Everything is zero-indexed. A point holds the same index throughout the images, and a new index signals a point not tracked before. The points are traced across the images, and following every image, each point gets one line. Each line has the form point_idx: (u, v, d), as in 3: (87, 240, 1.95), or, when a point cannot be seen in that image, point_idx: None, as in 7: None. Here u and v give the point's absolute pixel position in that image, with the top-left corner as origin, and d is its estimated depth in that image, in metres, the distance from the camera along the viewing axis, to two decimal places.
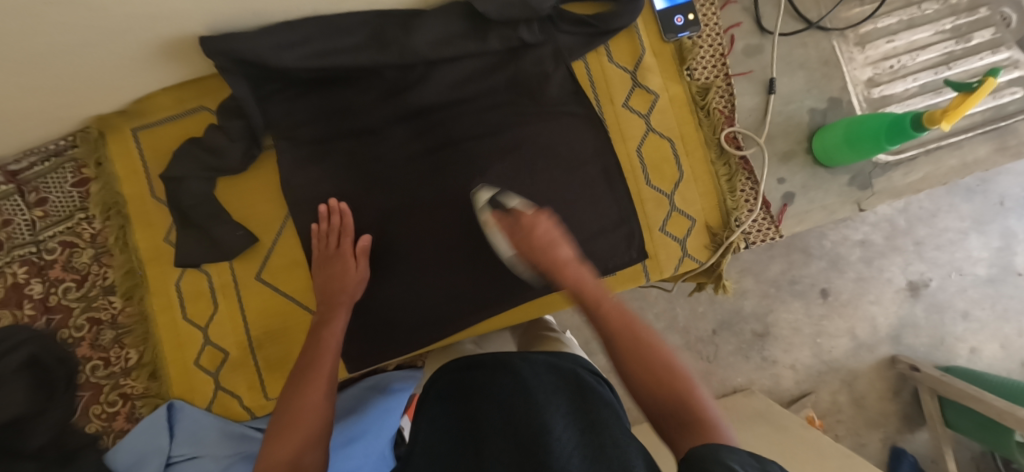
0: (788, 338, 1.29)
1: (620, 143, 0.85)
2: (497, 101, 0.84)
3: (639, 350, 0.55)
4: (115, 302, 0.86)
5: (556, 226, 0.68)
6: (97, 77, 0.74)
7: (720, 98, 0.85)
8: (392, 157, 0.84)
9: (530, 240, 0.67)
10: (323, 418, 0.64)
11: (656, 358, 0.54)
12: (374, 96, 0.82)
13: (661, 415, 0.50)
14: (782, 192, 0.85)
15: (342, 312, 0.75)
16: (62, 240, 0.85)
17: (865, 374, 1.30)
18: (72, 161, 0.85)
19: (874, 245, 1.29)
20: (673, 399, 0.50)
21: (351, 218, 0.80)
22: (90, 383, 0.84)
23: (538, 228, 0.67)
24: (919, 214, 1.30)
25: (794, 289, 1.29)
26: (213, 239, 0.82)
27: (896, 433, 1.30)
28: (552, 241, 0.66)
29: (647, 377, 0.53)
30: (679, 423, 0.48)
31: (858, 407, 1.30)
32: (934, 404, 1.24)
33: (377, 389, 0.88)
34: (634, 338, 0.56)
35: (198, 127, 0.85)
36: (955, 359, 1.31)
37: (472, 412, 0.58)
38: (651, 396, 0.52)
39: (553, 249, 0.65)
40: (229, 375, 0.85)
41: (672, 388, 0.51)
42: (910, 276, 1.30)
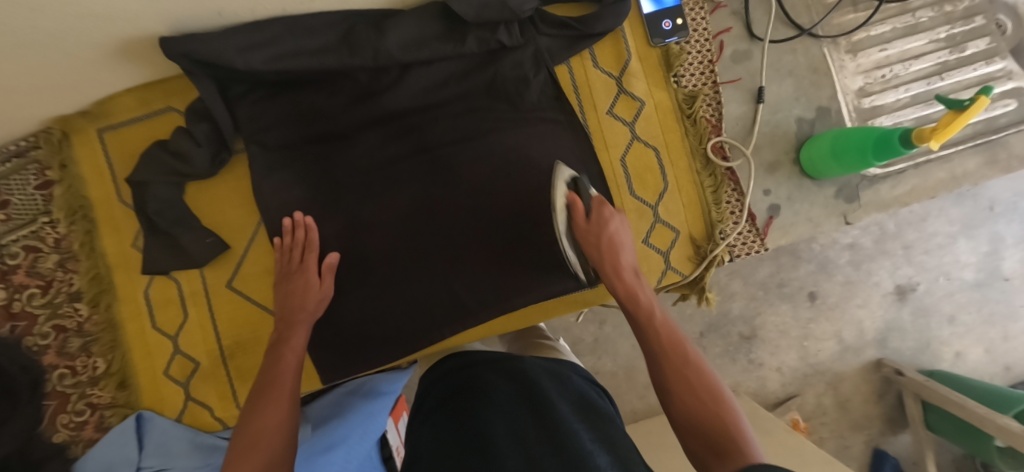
0: (775, 340, 1.28)
1: (603, 151, 0.82)
2: (472, 105, 0.82)
3: (685, 366, 0.58)
4: (81, 309, 0.83)
5: (624, 230, 0.71)
6: (54, 76, 0.71)
7: (707, 107, 0.82)
8: (366, 163, 0.81)
9: (594, 239, 0.70)
10: (286, 438, 0.62)
11: (698, 376, 0.56)
12: (344, 100, 0.80)
13: (693, 434, 0.52)
14: (767, 204, 0.83)
15: (302, 331, 0.75)
16: (25, 245, 0.82)
17: (850, 377, 1.30)
18: (34, 162, 0.82)
19: (863, 248, 1.28)
20: (708, 416, 0.53)
21: (315, 232, 0.79)
22: (57, 391, 0.81)
23: (608, 231, 0.70)
24: (909, 218, 1.28)
25: (782, 291, 1.28)
26: (181, 246, 0.79)
27: (879, 436, 1.30)
28: (615, 246, 0.70)
29: (684, 391, 0.56)
30: (709, 437, 0.51)
31: (843, 410, 1.30)
32: (917, 407, 1.24)
33: (361, 391, 0.83)
34: (684, 354, 0.59)
35: (163, 129, 0.82)
36: (939, 363, 1.31)
37: (482, 406, 0.61)
38: (684, 412, 0.54)
39: (614, 254, 0.69)
40: (199, 386, 0.83)
41: (708, 404, 0.54)
42: (898, 280, 1.29)
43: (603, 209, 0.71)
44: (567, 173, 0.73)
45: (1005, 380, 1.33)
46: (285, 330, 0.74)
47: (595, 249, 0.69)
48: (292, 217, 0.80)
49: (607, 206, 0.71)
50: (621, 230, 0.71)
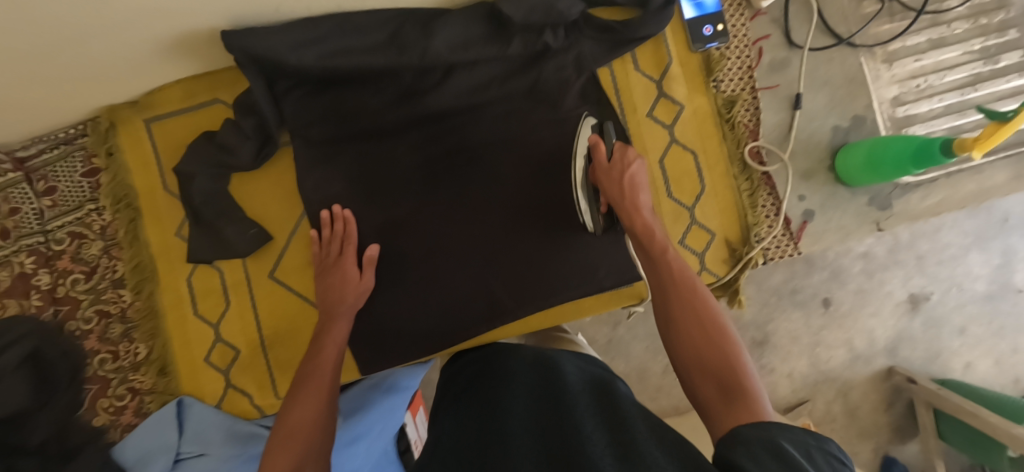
0: (786, 346, 1.31)
1: (642, 154, 0.83)
2: (512, 107, 0.81)
3: (698, 315, 0.58)
4: (125, 295, 0.84)
5: (643, 173, 0.71)
6: (106, 69, 0.72)
7: (745, 112, 0.83)
8: (404, 161, 0.82)
9: (614, 177, 0.70)
10: (322, 433, 0.63)
11: (709, 324, 0.57)
12: (386, 98, 0.79)
13: (701, 381, 0.54)
14: (802, 210, 0.84)
15: (341, 323, 0.76)
16: (70, 231, 0.84)
17: (860, 385, 1.32)
18: (82, 150, 0.84)
19: (877, 257, 1.30)
20: (717, 364, 0.54)
21: (354, 225, 0.80)
22: (98, 376, 0.83)
23: (628, 170, 0.70)
24: (922, 229, 1.29)
25: (795, 298, 1.30)
26: (222, 237, 0.80)
27: (887, 444, 1.33)
28: (635, 187, 0.69)
29: (697, 334, 0.56)
30: (717, 380, 0.53)
31: (852, 417, 1.32)
32: (928, 416, 1.25)
33: (382, 385, 0.83)
34: (695, 294, 0.60)
35: (210, 121, 0.82)
36: (950, 373, 1.33)
37: (497, 406, 0.59)
38: (693, 362, 0.55)
39: (634, 194, 0.69)
40: (239, 374, 0.84)
41: (719, 348, 0.55)
42: (911, 290, 1.31)
43: (624, 151, 0.71)
44: (591, 121, 0.76)
45: (1015, 391, 1.33)
46: (326, 322, 0.77)
47: (616, 187, 0.69)
48: (329, 210, 0.81)
49: (630, 149, 0.71)
50: (641, 172, 0.71)
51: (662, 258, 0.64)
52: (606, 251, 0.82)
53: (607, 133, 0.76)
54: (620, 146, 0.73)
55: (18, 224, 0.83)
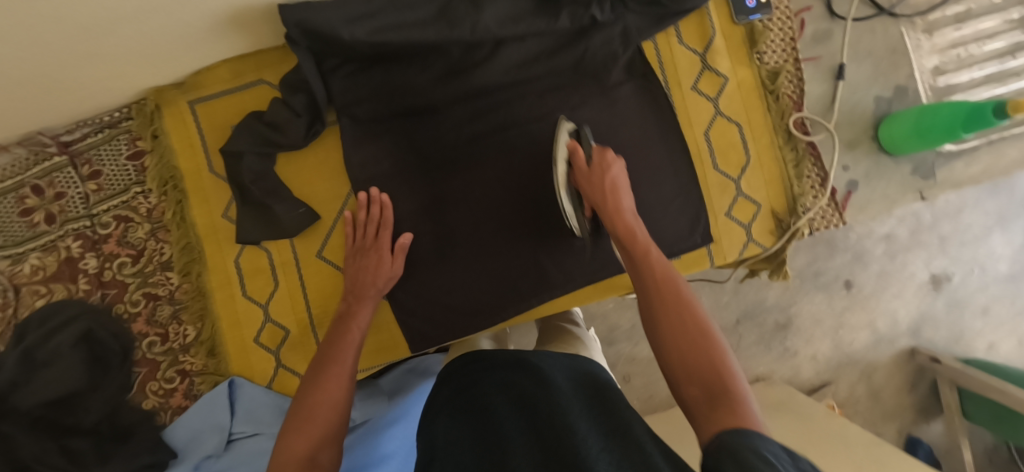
0: (809, 329, 1.32)
1: (687, 127, 0.83)
2: (558, 82, 0.81)
3: (678, 308, 0.56)
4: (172, 278, 0.84)
5: (624, 175, 0.71)
6: (156, 48, 0.72)
7: (789, 83, 0.83)
8: (450, 136, 0.82)
9: (593, 178, 0.70)
10: (340, 414, 0.63)
11: (690, 318, 0.56)
12: (433, 75, 0.78)
13: (686, 383, 0.52)
14: (847, 180, 0.85)
15: (368, 305, 0.75)
16: (117, 214, 0.84)
17: (883, 367, 1.34)
18: (127, 132, 0.84)
19: (899, 239, 1.30)
20: (700, 364, 0.52)
21: (391, 210, 0.79)
22: (147, 359, 0.84)
23: (608, 171, 0.70)
24: (945, 209, 1.29)
25: (818, 281, 1.31)
26: (273, 216, 0.80)
27: (911, 424, 1.34)
28: (615, 188, 0.69)
29: (679, 329, 0.55)
30: (699, 380, 0.51)
31: (875, 399, 1.34)
32: (953, 395, 1.26)
33: (419, 369, 0.92)
34: (674, 286, 0.59)
35: (257, 101, 0.82)
36: (973, 354, 1.34)
37: (491, 411, 0.57)
38: (677, 360, 0.54)
39: (615, 195, 0.69)
40: (289, 354, 0.84)
41: (700, 344, 0.54)
42: (933, 271, 1.31)
43: (603, 152, 0.72)
44: (569, 126, 0.75)
45: None
46: (353, 303, 0.76)
47: (597, 189, 0.69)
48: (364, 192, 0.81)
49: (609, 151, 0.71)
50: (620, 172, 0.71)
51: (641, 252, 0.64)
52: (655, 223, 0.82)
53: (584, 137, 0.76)
54: (599, 149, 0.73)
55: (64, 209, 0.84)
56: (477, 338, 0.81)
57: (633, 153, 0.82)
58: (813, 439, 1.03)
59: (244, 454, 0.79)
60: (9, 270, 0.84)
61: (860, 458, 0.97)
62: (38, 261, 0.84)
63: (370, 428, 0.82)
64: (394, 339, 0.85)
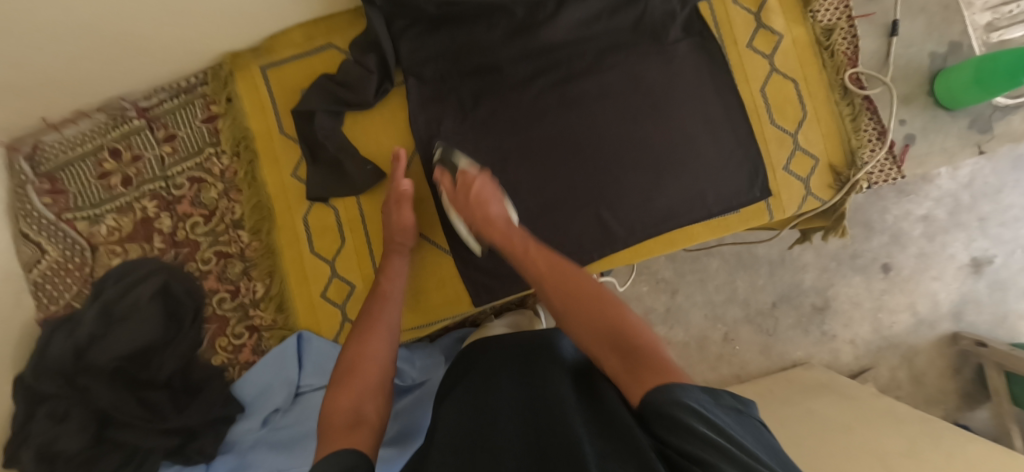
0: (848, 312, 1.32)
1: (743, 84, 0.85)
2: (618, 42, 0.84)
3: (576, 301, 0.60)
4: (243, 236, 0.88)
5: (491, 186, 0.78)
6: (238, 9, 0.76)
7: (844, 40, 0.85)
8: (512, 97, 0.84)
9: (472, 199, 0.76)
10: (383, 373, 0.65)
11: (583, 298, 0.60)
12: (500, 34, 0.82)
13: (604, 355, 0.55)
14: (904, 134, 0.86)
15: (396, 259, 0.80)
16: (190, 176, 0.88)
17: (925, 350, 1.32)
18: (201, 97, 0.88)
19: (937, 221, 1.29)
20: (606, 334, 0.56)
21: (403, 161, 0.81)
22: (217, 315, 0.87)
23: (475, 187, 0.77)
24: (985, 190, 1.28)
25: (855, 263, 1.31)
26: (344, 172, 0.84)
27: (955, 411, 1.31)
28: (484, 200, 0.76)
29: (575, 314, 0.59)
30: (610, 347, 0.54)
31: (918, 384, 1.31)
32: (999, 379, 1.24)
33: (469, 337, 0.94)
34: (561, 277, 0.64)
35: (328, 64, 0.85)
36: (1018, 337, 1.32)
37: (490, 402, 0.56)
38: (587, 339, 0.57)
39: (483, 207, 0.75)
40: (355, 308, 0.86)
41: (602, 316, 0.58)
42: (974, 253, 1.30)
43: (467, 172, 0.79)
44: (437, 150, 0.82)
45: None
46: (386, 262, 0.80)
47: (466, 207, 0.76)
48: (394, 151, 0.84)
49: (468, 171, 0.78)
50: (486, 186, 0.77)
51: (527, 259, 0.69)
52: (709, 179, 0.83)
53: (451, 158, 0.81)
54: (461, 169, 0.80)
55: (141, 171, 0.88)
56: (491, 325, 0.86)
57: (688, 111, 0.83)
58: (865, 416, 1.01)
59: (313, 405, 0.82)
60: (87, 231, 0.88)
61: (913, 430, 0.96)
62: (114, 223, 0.88)
63: (428, 389, 0.86)
64: (456, 293, 0.88)
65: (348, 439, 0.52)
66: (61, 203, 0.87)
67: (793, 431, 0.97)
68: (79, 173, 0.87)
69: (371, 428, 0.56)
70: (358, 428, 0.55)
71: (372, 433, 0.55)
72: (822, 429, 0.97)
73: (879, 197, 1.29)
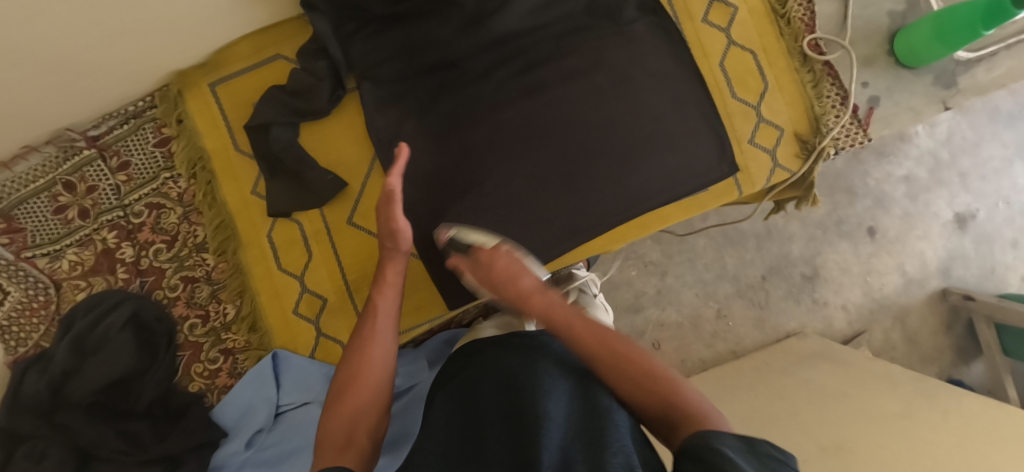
0: (837, 278, 1.31)
1: (703, 59, 0.84)
2: (574, 25, 0.83)
3: (624, 369, 0.53)
4: (208, 259, 0.86)
5: (511, 256, 0.69)
6: (177, 26, 0.74)
7: (799, 7, 0.83)
8: (471, 92, 0.82)
9: (490, 281, 0.67)
10: (377, 386, 0.61)
11: (628, 355, 0.54)
12: (452, 28, 0.79)
13: (653, 419, 0.51)
14: (868, 96, 0.85)
15: (395, 269, 0.71)
16: (148, 202, 0.86)
17: (916, 309, 1.32)
18: (151, 121, 0.86)
19: (919, 180, 1.29)
20: (653, 401, 0.50)
21: (407, 159, 0.67)
22: (190, 342, 0.86)
23: (494, 265, 0.67)
24: (963, 145, 1.28)
25: (841, 229, 1.30)
26: (305, 183, 0.82)
27: (951, 367, 1.31)
28: (513, 275, 0.65)
29: (628, 364, 0.53)
30: (665, 420, 0.49)
31: (912, 344, 1.31)
32: (991, 333, 1.24)
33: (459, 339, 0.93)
34: (603, 345, 0.55)
35: (277, 76, 0.83)
36: (1007, 289, 1.32)
37: (475, 403, 0.56)
38: (635, 396, 0.52)
39: (514, 283, 0.64)
40: (329, 321, 0.84)
41: (651, 380, 0.51)
42: (957, 209, 1.30)
43: (480, 250, 0.71)
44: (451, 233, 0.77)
45: None
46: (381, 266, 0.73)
47: (487, 288, 0.68)
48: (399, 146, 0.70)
49: (490, 248, 0.70)
50: (512, 259, 0.68)
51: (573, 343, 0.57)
52: (674, 157, 0.82)
53: (465, 237, 0.76)
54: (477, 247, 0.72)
55: (97, 201, 0.86)
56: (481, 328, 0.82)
57: (649, 92, 0.82)
58: (860, 382, 1.00)
59: (296, 423, 0.81)
60: (48, 267, 0.86)
61: (908, 390, 0.96)
62: (76, 257, 0.86)
63: (417, 393, 0.86)
64: (431, 296, 0.89)
65: (335, 460, 0.52)
66: (18, 242, 0.85)
67: (789, 403, 0.97)
68: (34, 209, 0.85)
69: (362, 450, 0.55)
70: (349, 451, 0.53)
71: (361, 458, 0.54)
72: (816, 397, 0.97)
73: (859, 161, 1.28)
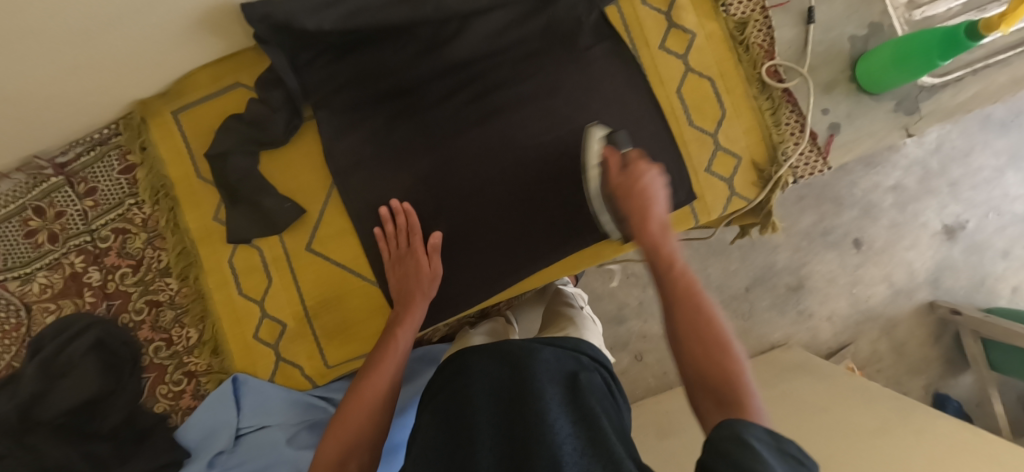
0: (824, 289, 1.28)
1: (659, 86, 0.83)
2: (530, 50, 0.81)
3: (693, 322, 0.52)
4: (172, 283, 0.88)
5: (659, 181, 0.65)
6: (135, 58, 0.75)
7: (758, 33, 0.82)
8: (428, 119, 0.83)
9: (627, 189, 0.65)
10: (374, 413, 0.64)
11: (706, 327, 0.51)
12: (408, 55, 0.78)
13: (700, 393, 0.49)
14: (828, 123, 0.83)
15: (415, 311, 0.76)
16: (114, 227, 0.88)
17: (904, 320, 1.30)
18: (116, 148, 0.88)
19: (907, 189, 1.26)
20: (714, 376, 0.48)
21: (415, 216, 0.81)
22: (154, 364, 0.87)
23: (638, 179, 0.65)
24: (952, 154, 1.26)
25: (827, 239, 1.27)
26: (264, 212, 0.83)
27: (938, 379, 1.30)
28: (647, 194, 0.64)
29: (694, 334, 0.51)
30: (715, 399, 0.48)
31: (899, 355, 1.30)
32: (977, 346, 1.23)
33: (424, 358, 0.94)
34: (691, 302, 0.53)
35: (235, 104, 0.84)
36: (996, 300, 1.30)
37: (466, 403, 0.58)
38: (691, 364, 0.51)
39: (642, 202, 0.63)
40: (289, 346, 0.86)
41: (709, 356, 0.50)
42: (946, 220, 1.28)
43: (634, 164, 0.67)
44: (601, 131, 0.75)
45: None
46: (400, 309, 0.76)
47: (625, 198, 0.65)
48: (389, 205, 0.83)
49: (641, 161, 0.67)
50: (655, 182, 0.65)
51: (662, 277, 0.57)
52: None
53: (617, 142, 0.74)
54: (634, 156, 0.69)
55: (65, 226, 0.88)
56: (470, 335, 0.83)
57: (608, 119, 0.81)
58: (837, 397, 1.00)
59: (255, 446, 0.82)
60: (19, 290, 0.87)
61: (885, 405, 0.95)
62: (45, 280, 0.88)
63: None
64: None
65: None
66: None
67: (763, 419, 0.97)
68: (4, 233, 0.87)
69: None
70: None
71: None
72: (791, 413, 0.96)
73: (846, 171, 1.25)
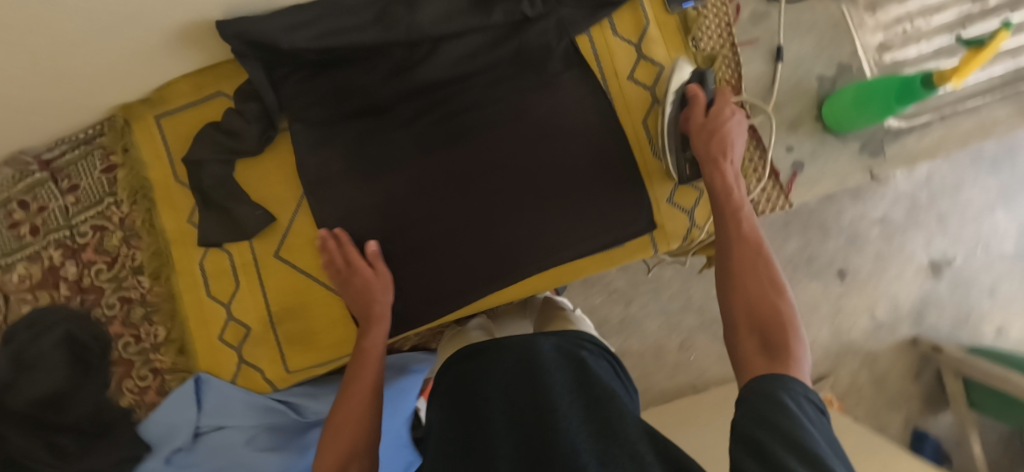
0: (805, 317, 1.27)
1: (626, 115, 0.85)
2: (499, 75, 0.83)
3: (750, 264, 0.60)
4: (143, 281, 0.90)
5: (738, 125, 0.74)
6: (120, 67, 0.78)
7: (727, 68, 0.84)
8: (401, 138, 0.85)
9: (714, 129, 0.73)
10: (368, 420, 0.70)
11: (764, 272, 0.59)
12: (379, 76, 0.81)
13: (745, 336, 0.55)
14: (791, 161, 0.84)
15: (381, 327, 0.80)
16: (93, 224, 0.91)
17: (886, 354, 1.28)
18: (99, 148, 0.91)
19: (894, 222, 1.25)
20: (767, 320, 0.55)
21: (346, 239, 0.82)
22: (123, 359, 0.90)
23: (721, 119, 0.73)
24: (941, 187, 1.25)
25: (811, 268, 1.25)
26: (235, 219, 0.86)
27: (918, 415, 1.28)
28: (728, 136, 0.72)
29: (751, 282, 0.59)
30: (763, 341, 0.54)
31: (879, 388, 1.28)
32: (958, 384, 1.22)
33: (393, 367, 0.94)
34: (754, 249, 0.62)
35: (216, 112, 0.87)
36: (981, 339, 1.29)
37: (479, 395, 0.60)
38: (740, 306, 0.58)
39: (724, 143, 0.72)
40: (252, 349, 0.89)
41: (768, 306, 0.56)
42: (933, 255, 1.27)
43: (721, 102, 0.75)
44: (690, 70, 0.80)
45: None
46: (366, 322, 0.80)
47: (704, 137, 0.73)
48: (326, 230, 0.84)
49: (727, 103, 0.74)
50: (738, 127, 0.74)
51: (734, 213, 0.66)
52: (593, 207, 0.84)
53: (707, 79, 0.79)
54: (719, 96, 0.76)
55: (47, 221, 0.91)
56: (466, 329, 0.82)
57: (575, 145, 0.83)
58: None
59: (212, 446, 0.84)
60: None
61: (849, 440, 0.94)
62: (25, 271, 0.90)
63: None
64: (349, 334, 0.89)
65: None
66: None
67: None
68: None
69: None
70: None
71: None
72: None
73: (833, 200, 1.24)
